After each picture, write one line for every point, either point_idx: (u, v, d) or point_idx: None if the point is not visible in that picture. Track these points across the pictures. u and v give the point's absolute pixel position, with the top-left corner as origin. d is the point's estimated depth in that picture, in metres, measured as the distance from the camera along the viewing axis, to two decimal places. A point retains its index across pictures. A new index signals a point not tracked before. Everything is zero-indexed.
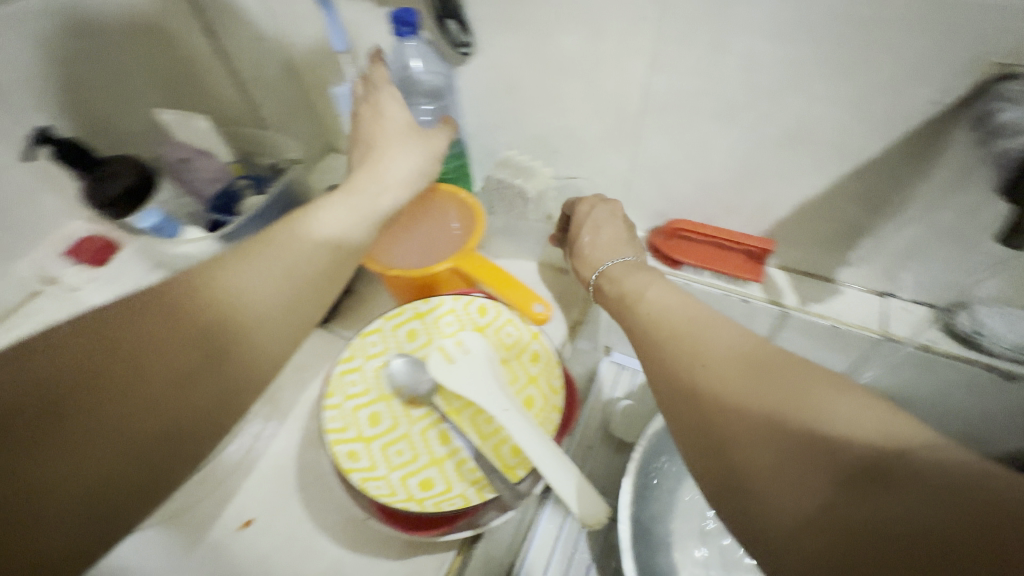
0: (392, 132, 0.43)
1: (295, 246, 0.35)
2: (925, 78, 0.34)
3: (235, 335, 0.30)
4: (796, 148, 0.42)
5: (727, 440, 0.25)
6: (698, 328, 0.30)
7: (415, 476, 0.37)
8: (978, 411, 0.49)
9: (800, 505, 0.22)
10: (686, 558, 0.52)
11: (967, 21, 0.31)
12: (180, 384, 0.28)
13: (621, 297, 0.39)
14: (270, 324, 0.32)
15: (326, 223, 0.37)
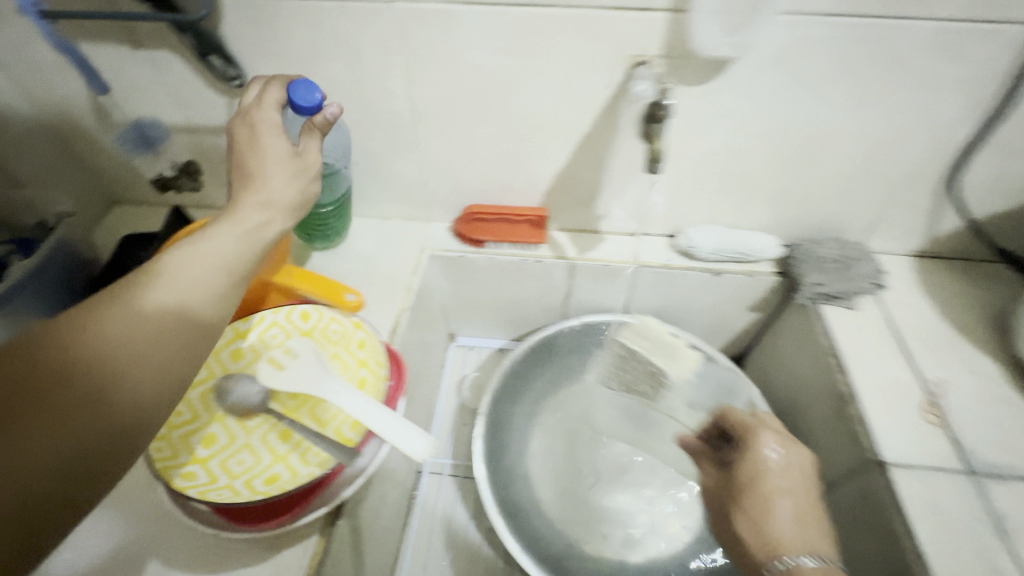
0: (270, 158, 0.39)
1: (181, 278, 0.31)
2: (595, 70, 0.48)
3: (152, 370, 0.28)
4: (536, 133, 0.54)
5: None
6: None
7: (259, 476, 0.38)
8: (713, 306, 0.66)
9: None
10: (547, 489, 0.59)
11: (599, 28, 0.45)
12: (104, 425, 0.26)
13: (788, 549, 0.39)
14: (183, 365, 0.30)
15: (202, 268, 0.32)
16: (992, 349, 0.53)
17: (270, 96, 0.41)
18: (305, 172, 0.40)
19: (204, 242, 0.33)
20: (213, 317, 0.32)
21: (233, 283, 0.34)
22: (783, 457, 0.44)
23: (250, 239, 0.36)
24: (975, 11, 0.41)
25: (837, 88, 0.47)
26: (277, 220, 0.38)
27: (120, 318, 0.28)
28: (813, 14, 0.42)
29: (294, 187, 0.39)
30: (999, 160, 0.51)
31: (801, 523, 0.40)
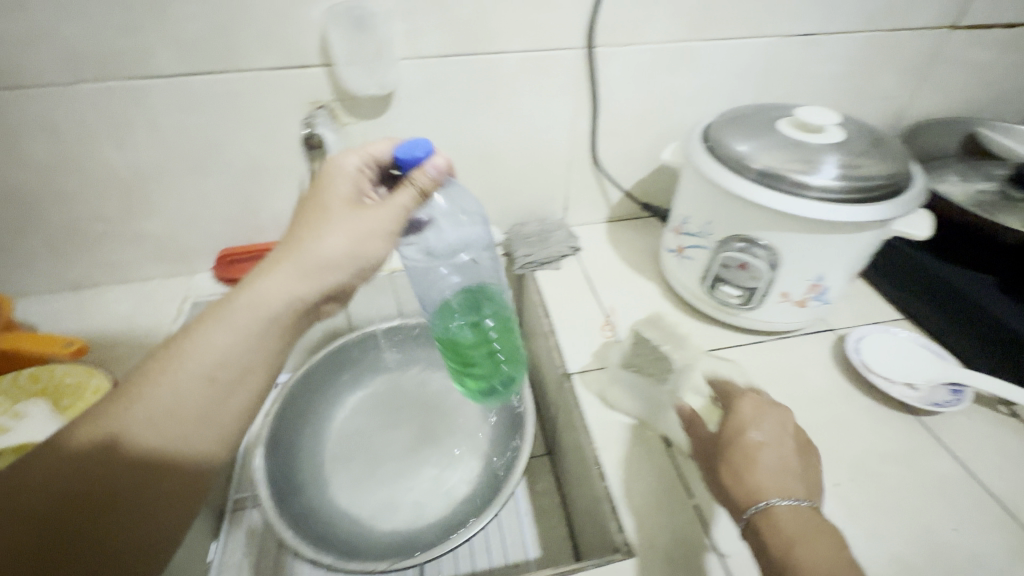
0: (335, 204, 0.43)
1: (211, 353, 0.38)
2: (285, 117, 0.58)
3: (170, 456, 0.36)
4: (260, 176, 0.63)
5: None
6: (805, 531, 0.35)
7: None
8: None
9: None
10: (342, 487, 0.64)
11: (272, 85, 0.55)
12: (150, 484, 0.36)
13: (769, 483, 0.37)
14: (218, 419, 0.38)
15: (212, 368, 0.38)
16: (654, 275, 0.71)
17: (369, 150, 0.46)
18: (344, 234, 0.42)
19: (219, 336, 0.39)
20: (235, 381, 0.39)
21: (249, 352, 0.39)
22: (773, 428, 0.41)
23: (262, 316, 0.40)
24: (539, 43, 0.59)
25: (479, 107, 0.63)
26: (288, 282, 0.41)
27: (168, 386, 0.37)
28: (432, 57, 0.57)
29: (337, 245, 0.42)
30: (618, 141, 0.70)
31: (782, 470, 0.38)
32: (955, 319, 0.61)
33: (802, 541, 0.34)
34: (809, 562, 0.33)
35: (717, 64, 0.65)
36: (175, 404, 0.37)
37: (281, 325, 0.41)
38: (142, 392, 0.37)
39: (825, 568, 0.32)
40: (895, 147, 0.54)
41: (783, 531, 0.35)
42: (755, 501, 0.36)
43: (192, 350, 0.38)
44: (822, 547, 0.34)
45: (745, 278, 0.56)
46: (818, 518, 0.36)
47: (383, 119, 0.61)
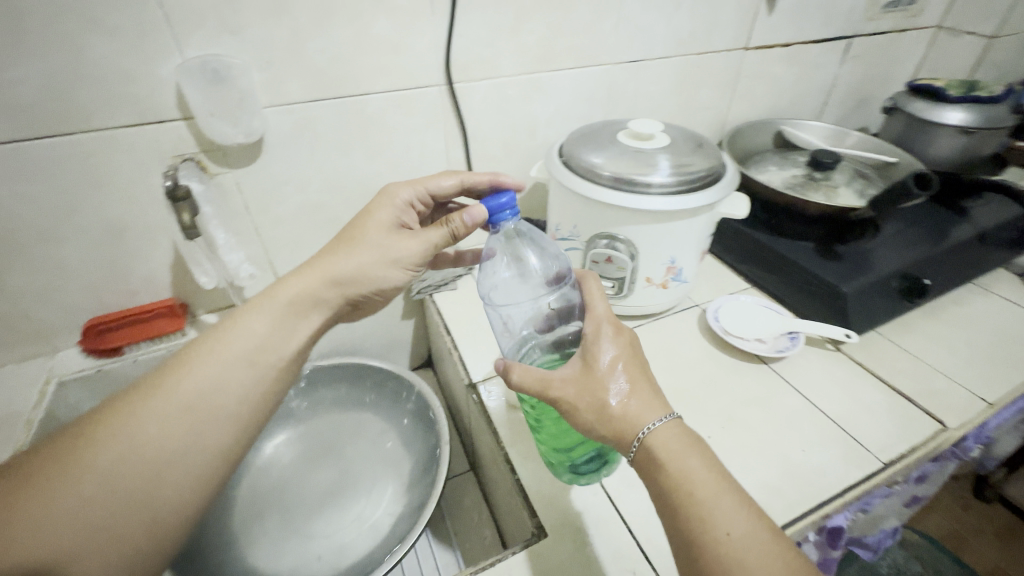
0: (375, 224, 0.51)
1: (166, 419, 0.38)
2: (146, 174, 0.57)
3: (207, 426, 0.39)
4: (126, 238, 0.60)
5: (704, 540, 0.32)
6: (680, 460, 0.36)
7: None
8: (376, 327, 0.79)
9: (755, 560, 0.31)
10: (260, 546, 0.60)
11: (128, 142, 0.54)
12: (187, 454, 0.38)
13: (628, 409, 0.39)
14: (165, 494, 0.37)
15: (245, 350, 0.43)
16: None
17: (424, 185, 0.55)
18: (371, 255, 0.49)
19: (256, 323, 0.44)
20: (193, 451, 0.39)
21: (283, 344, 0.45)
22: (626, 354, 0.42)
23: (241, 364, 0.42)
24: (401, 83, 0.63)
25: (353, 146, 0.66)
26: (271, 325, 0.45)
27: (113, 454, 0.36)
28: (297, 103, 0.59)
29: (366, 262, 0.49)
30: (491, 165, 0.77)
31: (648, 397, 0.39)
32: (785, 281, 0.74)
33: (681, 455, 0.36)
34: (691, 471, 0.35)
35: (565, 91, 0.74)
36: (122, 475, 0.36)
37: (310, 317, 0.47)
38: (193, 367, 0.41)
39: (703, 471, 0.35)
40: (713, 147, 0.66)
41: (664, 452, 0.36)
42: (635, 438, 0.37)
43: (143, 416, 0.38)
44: (693, 453, 0.36)
45: (613, 270, 0.63)
46: (684, 427, 0.38)
47: (256, 166, 0.61)
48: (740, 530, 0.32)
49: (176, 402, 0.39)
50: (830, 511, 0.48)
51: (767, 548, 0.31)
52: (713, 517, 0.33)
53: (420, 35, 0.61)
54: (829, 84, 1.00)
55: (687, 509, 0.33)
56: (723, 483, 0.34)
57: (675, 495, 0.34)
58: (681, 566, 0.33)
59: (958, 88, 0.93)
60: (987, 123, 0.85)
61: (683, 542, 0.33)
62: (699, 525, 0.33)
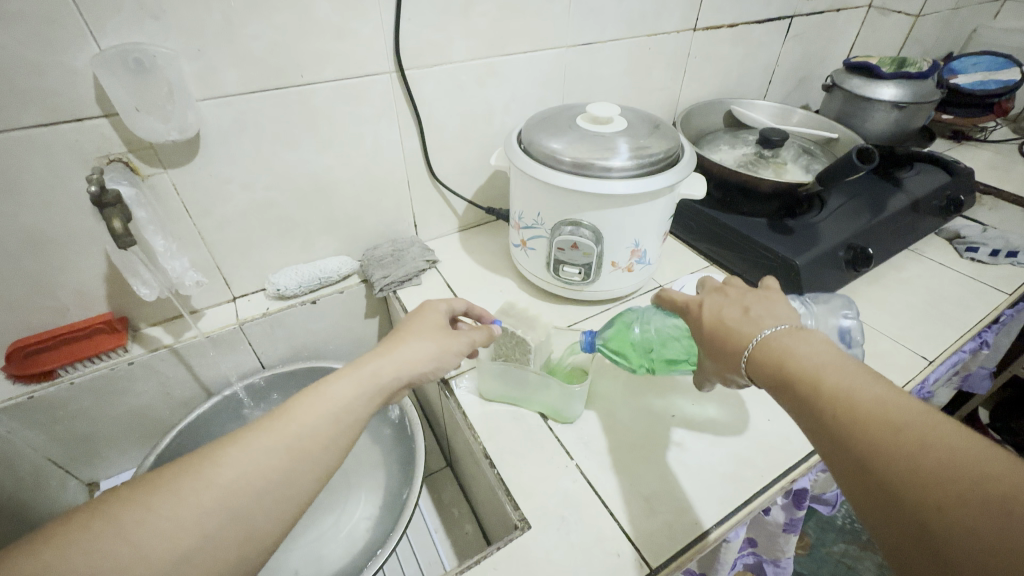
0: (431, 322, 0.49)
1: (241, 472, 0.34)
2: (65, 179, 0.51)
3: (261, 495, 0.35)
4: (49, 248, 0.54)
5: (817, 402, 0.33)
6: (787, 348, 0.37)
7: None
8: (338, 328, 0.76)
9: (868, 408, 0.31)
10: None
11: (41, 142, 0.48)
12: (230, 522, 0.33)
13: (722, 327, 0.43)
14: (217, 562, 0.32)
15: (320, 412, 0.38)
16: (509, 271, 0.76)
17: (455, 302, 0.55)
18: (435, 348, 0.47)
19: (333, 387, 0.40)
20: (258, 513, 0.34)
21: (350, 420, 0.39)
22: (722, 298, 0.46)
23: (318, 429, 0.38)
24: (349, 71, 0.60)
25: (301, 139, 0.62)
26: (357, 395, 0.40)
27: (177, 509, 0.32)
28: (235, 96, 0.55)
29: (421, 348, 0.46)
30: (448, 154, 0.75)
31: (750, 317, 0.42)
32: (743, 257, 0.76)
33: (789, 351, 0.37)
34: (800, 361, 0.36)
35: (520, 75, 0.73)
36: (183, 532, 0.32)
37: (378, 397, 0.42)
38: (280, 420, 0.37)
39: (812, 357, 0.36)
40: (669, 129, 0.66)
41: (775, 348, 0.38)
42: (743, 354, 0.40)
43: (220, 466, 0.34)
44: (803, 343, 0.37)
45: (578, 256, 0.63)
46: (792, 330, 0.39)
47: (193, 165, 0.57)
48: (858, 396, 0.32)
49: (256, 456, 0.35)
50: (796, 476, 0.51)
51: (894, 406, 0.30)
52: (829, 392, 0.33)
53: (365, 18, 0.57)
54: (773, 63, 1.03)
55: (805, 395, 0.34)
56: (838, 360, 0.35)
57: (788, 384, 0.36)
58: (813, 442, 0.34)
59: (889, 65, 0.99)
60: (914, 99, 0.91)
61: (814, 430, 0.33)
62: (817, 405, 0.33)
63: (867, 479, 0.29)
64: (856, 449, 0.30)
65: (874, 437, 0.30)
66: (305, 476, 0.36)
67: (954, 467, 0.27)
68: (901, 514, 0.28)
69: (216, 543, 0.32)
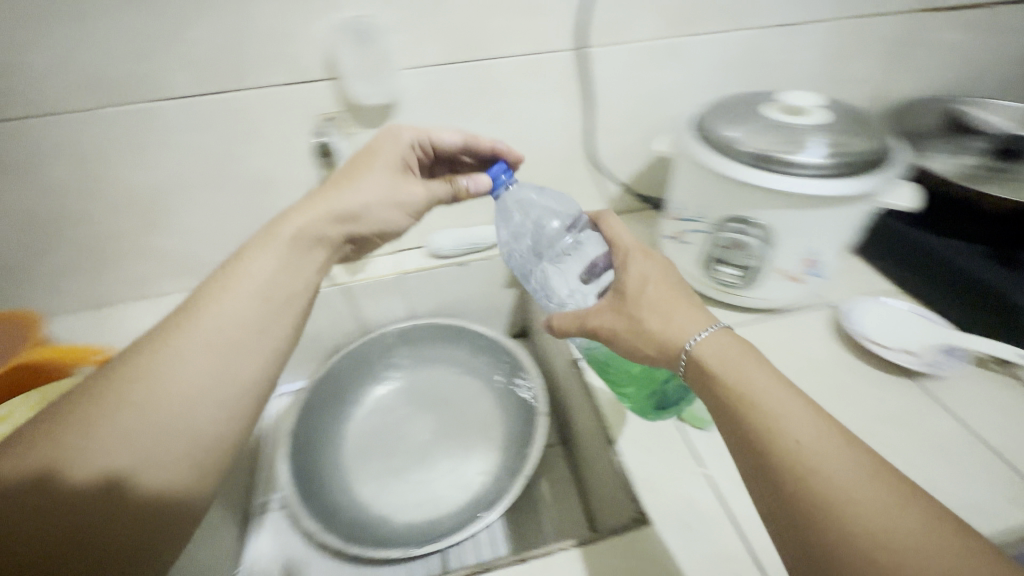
0: (375, 163, 0.54)
1: (200, 352, 0.42)
2: (293, 130, 0.61)
3: (221, 375, 0.42)
4: (274, 188, 0.66)
5: (773, 452, 0.32)
6: (744, 380, 0.36)
7: None
8: (479, 293, 0.81)
9: (828, 465, 0.30)
10: (366, 483, 0.65)
11: (281, 100, 0.59)
12: (194, 399, 0.40)
13: (665, 321, 0.42)
14: (213, 411, 0.41)
15: (242, 295, 0.45)
16: None
17: (426, 133, 0.57)
18: (382, 182, 0.54)
19: (252, 271, 0.46)
20: (235, 376, 0.43)
21: (284, 289, 0.47)
22: (647, 263, 0.47)
23: (255, 301, 0.45)
24: (531, 47, 0.62)
25: (477, 111, 0.66)
26: (276, 264, 0.48)
27: (149, 391, 0.39)
28: (431, 66, 0.60)
29: (359, 189, 0.52)
30: (610, 137, 0.74)
31: (668, 314, 0.42)
32: (949, 288, 0.63)
33: (751, 398, 0.34)
34: (756, 384, 0.35)
35: (702, 59, 0.68)
36: (185, 394, 0.40)
37: (302, 256, 0.49)
38: (202, 318, 0.43)
39: (765, 389, 0.35)
40: (880, 127, 0.57)
41: (716, 360, 0.38)
42: (682, 355, 0.40)
43: (186, 347, 0.42)
44: (752, 364, 0.37)
45: (740, 257, 0.59)
46: (733, 334, 0.39)
47: (386, 128, 0.64)
48: (826, 461, 0.30)
49: (204, 341, 0.42)
50: None
51: (840, 462, 0.30)
52: (779, 437, 0.32)
53: None
54: None
55: (755, 435, 0.33)
56: (795, 396, 0.34)
57: (735, 418, 0.35)
58: (758, 491, 0.33)
59: None
60: None
61: (759, 475, 0.33)
62: (767, 450, 0.32)
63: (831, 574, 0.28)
64: (802, 504, 0.30)
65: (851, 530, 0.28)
66: (258, 342, 0.45)
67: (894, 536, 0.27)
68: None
69: (197, 414, 0.40)
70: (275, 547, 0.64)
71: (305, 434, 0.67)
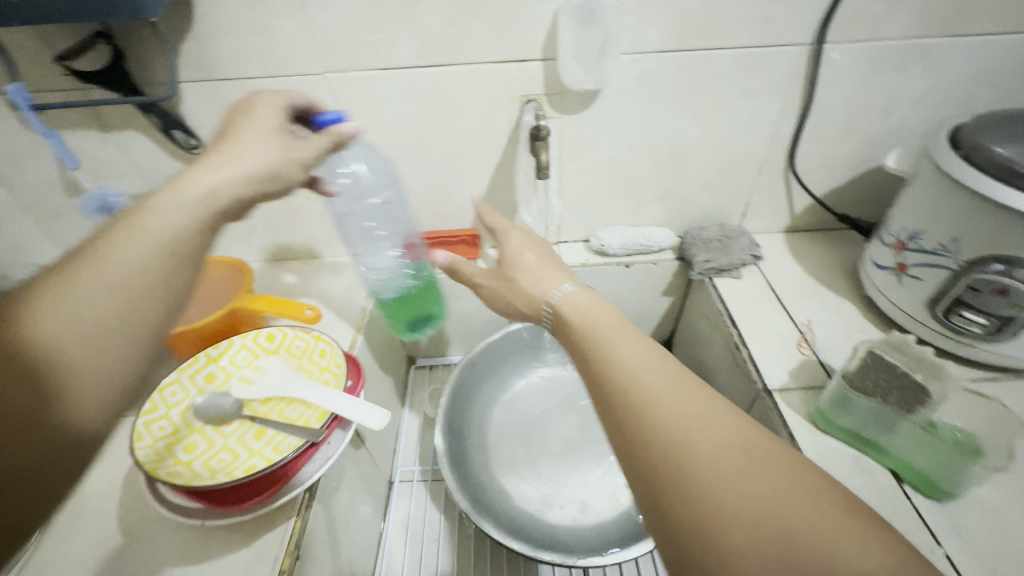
0: (263, 126, 0.43)
1: (112, 270, 0.31)
2: (494, 109, 0.60)
3: (149, 297, 0.32)
4: (459, 166, 0.66)
5: (677, 458, 0.28)
6: (633, 382, 0.32)
7: (198, 456, 0.45)
8: (633, 296, 0.77)
9: (732, 470, 0.27)
10: (510, 475, 0.65)
11: (489, 77, 0.57)
12: (106, 338, 0.30)
13: (589, 326, 0.37)
14: (122, 359, 0.30)
15: (157, 219, 0.34)
16: (850, 294, 0.65)
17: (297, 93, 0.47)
18: (275, 143, 0.42)
19: (149, 216, 0.34)
20: (147, 313, 0.32)
21: (182, 233, 0.34)
22: (523, 238, 0.48)
23: (163, 239, 0.33)
24: (761, 39, 0.56)
25: (681, 105, 0.61)
26: (189, 220, 0.35)
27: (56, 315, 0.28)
28: (648, 53, 0.56)
29: (278, 110, 0.44)
30: (819, 146, 0.66)
31: (577, 293, 0.40)
32: None
33: (612, 343, 0.35)
34: (628, 371, 0.33)
35: (958, 65, 0.58)
36: (76, 322, 0.29)
37: (203, 220, 0.36)
38: (100, 252, 0.32)
39: (652, 376, 0.32)
40: None
41: (583, 322, 0.38)
42: (547, 304, 0.41)
43: (96, 267, 0.31)
44: (621, 331, 0.36)
45: (1002, 304, 0.49)
46: (589, 290, 0.41)
47: (583, 114, 0.61)
48: (722, 461, 0.27)
49: (119, 262, 0.31)
50: None
51: (732, 460, 0.27)
52: (670, 440, 0.28)
53: None
54: None
55: (635, 426, 0.30)
56: (670, 378, 0.32)
57: (620, 408, 0.32)
58: (637, 490, 0.30)
59: None
60: None
61: (642, 479, 0.29)
62: (656, 451, 0.29)
63: (669, 522, 0.27)
64: (691, 510, 0.26)
65: (692, 460, 0.27)
66: (177, 275, 0.34)
67: (798, 529, 0.24)
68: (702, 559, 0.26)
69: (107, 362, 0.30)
70: (416, 518, 0.65)
71: (455, 415, 0.66)
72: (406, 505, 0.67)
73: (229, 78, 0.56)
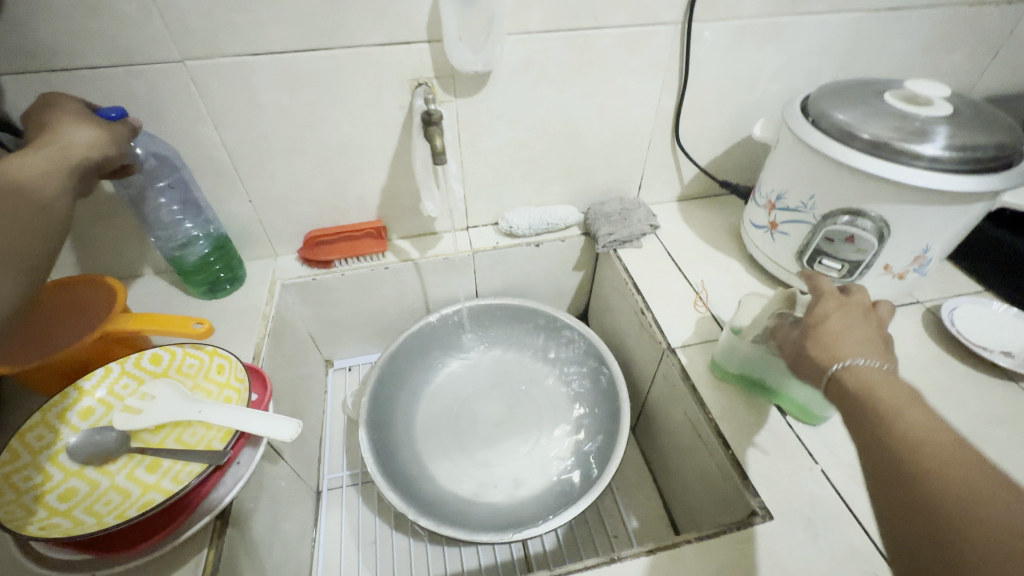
0: (68, 118, 0.43)
1: None
2: (383, 94, 0.58)
3: None
4: (354, 156, 0.63)
5: (926, 490, 0.27)
6: (900, 409, 0.31)
7: (79, 502, 0.40)
8: (546, 275, 0.79)
9: (975, 506, 0.25)
10: (441, 463, 0.65)
11: (375, 61, 0.55)
12: None
13: (873, 395, 0.32)
14: None
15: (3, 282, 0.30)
16: (734, 252, 0.72)
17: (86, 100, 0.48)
18: (93, 132, 0.43)
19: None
20: None
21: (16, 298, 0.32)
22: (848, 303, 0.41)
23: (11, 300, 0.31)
24: (638, 18, 0.58)
25: (571, 84, 0.62)
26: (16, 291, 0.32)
27: None
28: (533, 33, 0.57)
29: (75, 111, 0.44)
30: (698, 119, 0.71)
31: (856, 337, 0.37)
32: None
33: (885, 379, 0.33)
34: (888, 395, 0.32)
35: (803, 41, 0.65)
36: None
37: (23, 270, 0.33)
38: None
39: (926, 438, 0.29)
40: (1005, 120, 0.54)
41: (859, 383, 0.34)
42: (830, 369, 0.36)
43: None
44: (894, 386, 0.33)
45: (851, 252, 0.57)
46: (890, 370, 0.34)
47: (477, 97, 0.61)
48: (967, 498, 0.26)
49: None
50: None
51: (987, 495, 0.25)
52: (912, 464, 0.28)
53: None
54: None
55: (876, 430, 0.31)
56: (949, 433, 0.29)
57: (874, 415, 0.32)
58: (878, 498, 0.30)
59: None
60: None
61: (880, 486, 0.30)
62: (894, 464, 0.29)
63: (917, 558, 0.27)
64: (955, 551, 0.25)
65: (915, 455, 0.28)
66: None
67: None
68: (934, 547, 0.26)
69: None
70: (348, 523, 0.64)
71: (379, 413, 0.65)
72: (337, 512, 0.64)
73: (64, 69, 0.48)
